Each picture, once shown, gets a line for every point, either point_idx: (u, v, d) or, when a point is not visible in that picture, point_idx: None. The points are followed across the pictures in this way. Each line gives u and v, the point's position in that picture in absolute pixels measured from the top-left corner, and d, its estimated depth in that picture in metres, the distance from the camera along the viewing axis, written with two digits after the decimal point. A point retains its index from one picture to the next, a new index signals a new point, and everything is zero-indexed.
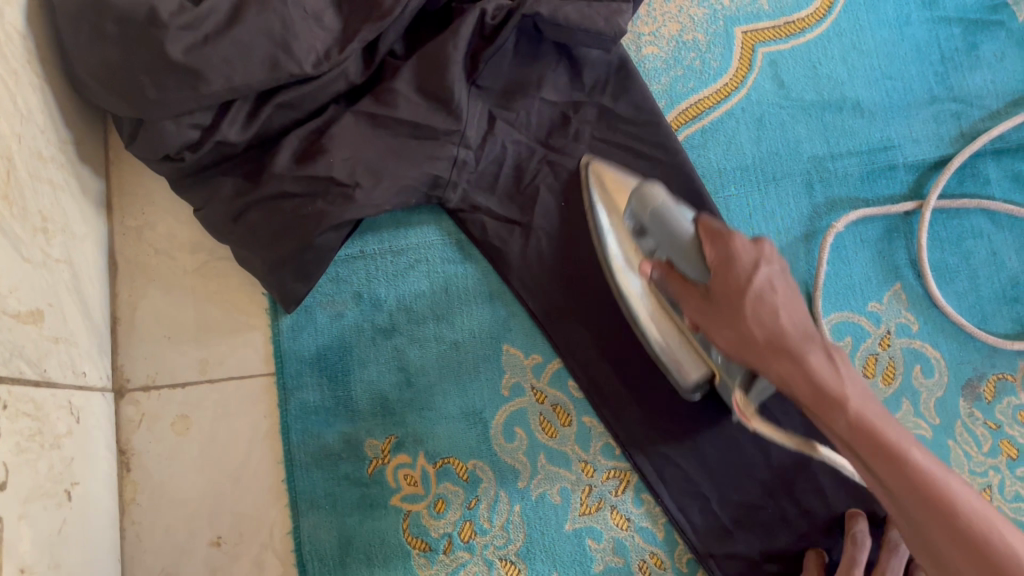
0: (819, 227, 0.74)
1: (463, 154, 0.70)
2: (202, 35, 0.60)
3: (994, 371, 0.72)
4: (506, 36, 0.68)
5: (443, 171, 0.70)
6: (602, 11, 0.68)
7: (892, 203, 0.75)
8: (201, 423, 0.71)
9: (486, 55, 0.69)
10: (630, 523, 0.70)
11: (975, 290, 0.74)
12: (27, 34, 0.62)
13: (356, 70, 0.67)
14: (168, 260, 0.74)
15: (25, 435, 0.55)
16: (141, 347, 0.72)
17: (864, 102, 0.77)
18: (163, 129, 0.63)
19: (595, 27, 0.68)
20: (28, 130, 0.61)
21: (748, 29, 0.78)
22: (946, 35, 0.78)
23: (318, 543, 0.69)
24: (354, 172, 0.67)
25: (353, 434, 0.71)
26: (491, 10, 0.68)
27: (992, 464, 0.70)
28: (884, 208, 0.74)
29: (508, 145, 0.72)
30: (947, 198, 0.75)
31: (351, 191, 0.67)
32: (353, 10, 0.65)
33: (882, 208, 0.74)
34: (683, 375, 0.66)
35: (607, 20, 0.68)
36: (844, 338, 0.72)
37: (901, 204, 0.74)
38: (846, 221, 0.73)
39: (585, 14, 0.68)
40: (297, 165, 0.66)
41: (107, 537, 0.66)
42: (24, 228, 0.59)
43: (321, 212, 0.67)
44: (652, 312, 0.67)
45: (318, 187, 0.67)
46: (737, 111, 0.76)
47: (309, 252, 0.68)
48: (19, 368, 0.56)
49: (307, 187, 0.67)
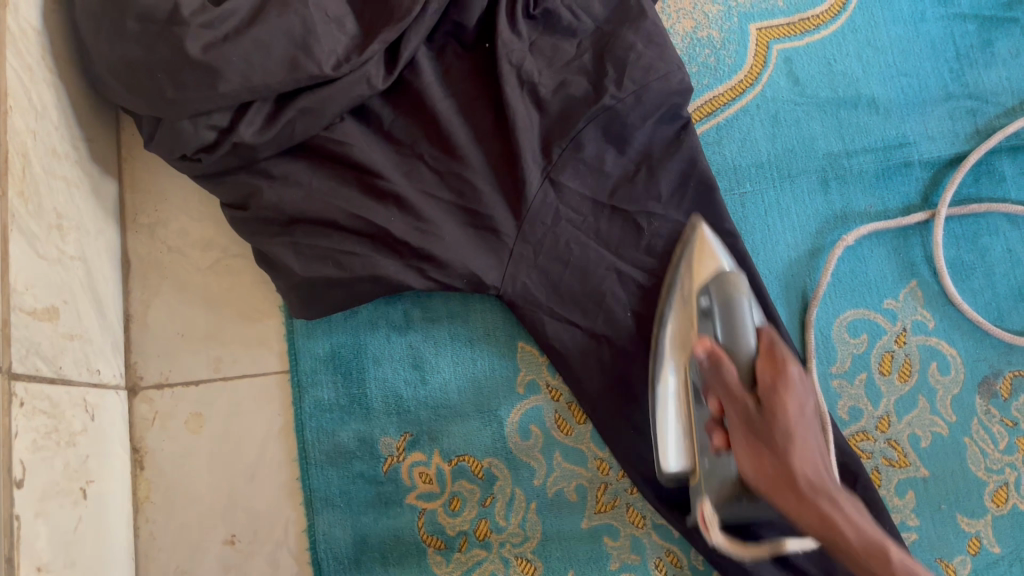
0: (825, 242, 0.74)
1: (504, 220, 0.67)
2: (221, 34, 0.60)
3: (1010, 368, 0.72)
4: (545, 78, 0.68)
5: (492, 241, 0.67)
6: (649, 52, 0.67)
7: (903, 216, 0.74)
8: (215, 421, 0.71)
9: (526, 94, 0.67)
10: (646, 521, 0.70)
11: (991, 288, 0.73)
12: (43, 31, 0.62)
13: (378, 75, 0.65)
14: (181, 258, 0.73)
15: (42, 432, 0.55)
16: (154, 345, 0.71)
17: (879, 99, 0.76)
18: (180, 128, 0.62)
19: (639, 62, 0.67)
20: (43, 126, 0.61)
21: (762, 25, 0.77)
22: (961, 32, 0.78)
23: (333, 540, 0.69)
24: (403, 229, 0.66)
25: (368, 432, 0.71)
26: (523, 27, 0.68)
27: (1008, 462, 0.70)
28: (895, 221, 0.73)
29: (555, 223, 0.68)
30: (970, 202, 0.75)
31: (400, 249, 0.66)
32: (373, 18, 0.64)
33: (893, 221, 0.73)
34: (665, 459, 0.64)
35: (662, 60, 0.67)
36: (860, 335, 0.72)
37: (913, 215, 0.74)
38: (856, 235, 0.72)
39: (651, 69, 0.67)
40: (353, 206, 0.66)
41: (122, 535, 0.66)
42: (40, 224, 0.59)
43: (366, 257, 0.66)
44: (677, 393, 0.64)
45: (370, 231, 0.66)
46: (752, 107, 0.75)
47: (341, 287, 0.67)
48: (36, 366, 0.55)
49: (362, 230, 0.66)
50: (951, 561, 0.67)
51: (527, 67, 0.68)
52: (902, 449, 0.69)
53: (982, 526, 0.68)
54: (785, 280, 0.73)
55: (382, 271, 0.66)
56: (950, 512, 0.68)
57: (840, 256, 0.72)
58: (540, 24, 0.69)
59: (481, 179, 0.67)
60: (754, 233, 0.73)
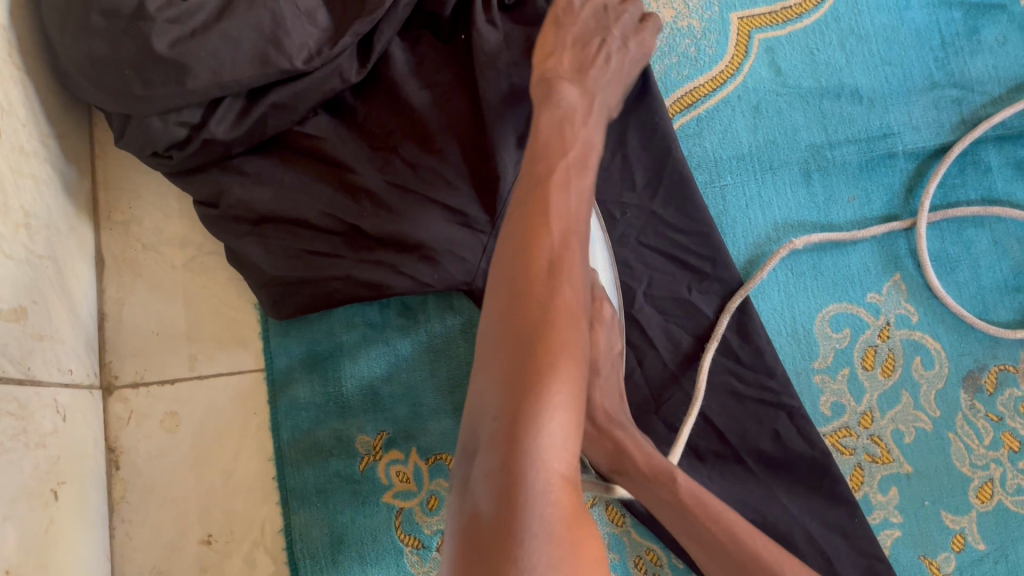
0: (805, 222, 0.73)
1: (477, 215, 0.65)
2: (189, 29, 0.59)
3: (996, 362, 0.71)
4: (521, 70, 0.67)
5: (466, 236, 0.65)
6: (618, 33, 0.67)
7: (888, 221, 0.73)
8: (191, 420, 0.70)
9: (505, 88, 0.66)
10: (625, 519, 0.69)
11: (976, 281, 0.72)
12: (8, 27, 0.61)
13: (351, 68, 0.64)
14: (156, 255, 0.73)
15: (9, 435, 0.54)
16: (128, 344, 0.71)
17: (862, 89, 0.75)
18: (148, 126, 0.62)
19: None
20: (9, 123, 0.60)
21: (743, 14, 0.76)
22: (946, 20, 0.77)
23: (310, 540, 0.68)
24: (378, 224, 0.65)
25: (345, 431, 0.70)
26: (500, 19, 0.67)
27: (994, 458, 0.69)
28: (871, 229, 0.72)
29: None
30: (961, 206, 0.73)
31: (372, 245, 0.66)
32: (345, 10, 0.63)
33: (870, 229, 0.72)
34: None
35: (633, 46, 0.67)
36: (843, 329, 0.71)
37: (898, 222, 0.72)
38: (806, 241, 0.71)
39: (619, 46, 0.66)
40: (329, 204, 0.65)
41: (97, 535, 0.65)
42: (6, 223, 0.58)
43: (333, 256, 0.66)
44: None
45: (342, 229, 0.66)
46: (733, 98, 0.74)
47: (308, 287, 0.67)
48: (2, 366, 0.55)
49: (333, 229, 0.66)
50: (934, 558, 0.66)
51: (504, 61, 0.66)
52: (885, 445, 0.69)
53: (966, 523, 0.67)
54: (754, 261, 0.72)
55: (352, 270, 0.66)
56: (933, 509, 0.67)
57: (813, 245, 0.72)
58: (517, 14, 0.68)
59: (456, 176, 0.65)
60: (735, 226, 0.72)
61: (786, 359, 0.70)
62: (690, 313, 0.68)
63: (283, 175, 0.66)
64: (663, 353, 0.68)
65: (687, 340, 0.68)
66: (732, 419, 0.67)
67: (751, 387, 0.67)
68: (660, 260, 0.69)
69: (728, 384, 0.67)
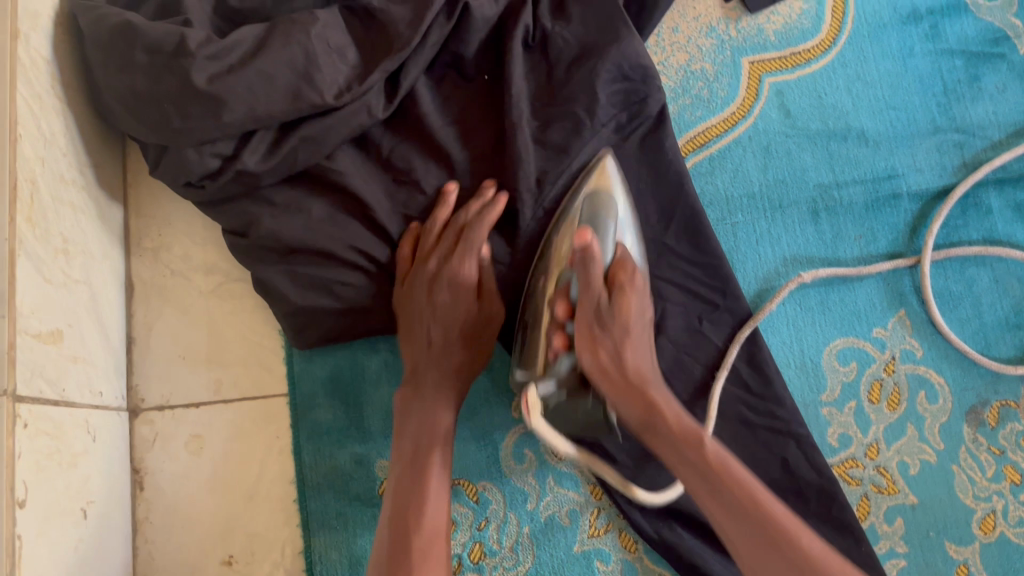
0: (814, 257, 0.75)
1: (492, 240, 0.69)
2: (226, 66, 0.62)
3: (997, 398, 0.73)
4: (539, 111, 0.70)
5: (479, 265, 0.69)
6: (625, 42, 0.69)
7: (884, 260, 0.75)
8: (214, 443, 0.72)
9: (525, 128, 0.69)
10: (637, 545, 0.71)
11: (978, 317, 0.75)
12: (53, 60, 0.63)
13: (379, 104, 0.67)
14: (183, 281, 0.75)
15: (44, 453, 0.56)
16: (156, 367, 0.73)
17: (868, 132, 0.78)
18: (185, 156, 0.64)
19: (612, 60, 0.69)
20: (51, 153, 0.62)
21: (754, 59, 0.79)
22: (948, 67, 0.80)
23: (330, 562, 0.70)
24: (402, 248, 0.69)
25: (365, 455, 0.72)
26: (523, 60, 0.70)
27: (996, 489, 0.71)
28: (876, 265, 0.74)
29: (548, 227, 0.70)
30: (963, 245, 0.76)
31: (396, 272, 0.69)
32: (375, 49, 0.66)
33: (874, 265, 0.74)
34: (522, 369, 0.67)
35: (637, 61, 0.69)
36: (849, 363, 0.73)
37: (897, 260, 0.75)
38: (814, 275, 0.73)
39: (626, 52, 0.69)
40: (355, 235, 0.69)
41: (122, 554, 0.67)
42: (47, 249, 0.60)
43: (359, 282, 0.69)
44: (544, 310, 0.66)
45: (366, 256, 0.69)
46: (744, 139, 0.77)
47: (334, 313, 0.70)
48: (39, 388, 0.56)
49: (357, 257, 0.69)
50: None
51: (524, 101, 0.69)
52: (890, 475, 0.71)
53: (969, 553, 0.69)
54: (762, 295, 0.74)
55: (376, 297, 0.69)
56: (937, 539, 0.69)
57: (820, 283, 0.74)
58: (538, 53, 0.71)
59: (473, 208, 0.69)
60: (746, 261, 0.75)
61: (795, 393, 0.72)
62: (703, 344, 0.71)
63: (312, 206, 0.68)
64: (675, 383, 0.70)
65: (700, 371, 0.70)
66: (742, 445, 0.69)
67: (760, 415, 0.69)
68: (674, 291, 0.71)
69: (740, 413, 0.70)
